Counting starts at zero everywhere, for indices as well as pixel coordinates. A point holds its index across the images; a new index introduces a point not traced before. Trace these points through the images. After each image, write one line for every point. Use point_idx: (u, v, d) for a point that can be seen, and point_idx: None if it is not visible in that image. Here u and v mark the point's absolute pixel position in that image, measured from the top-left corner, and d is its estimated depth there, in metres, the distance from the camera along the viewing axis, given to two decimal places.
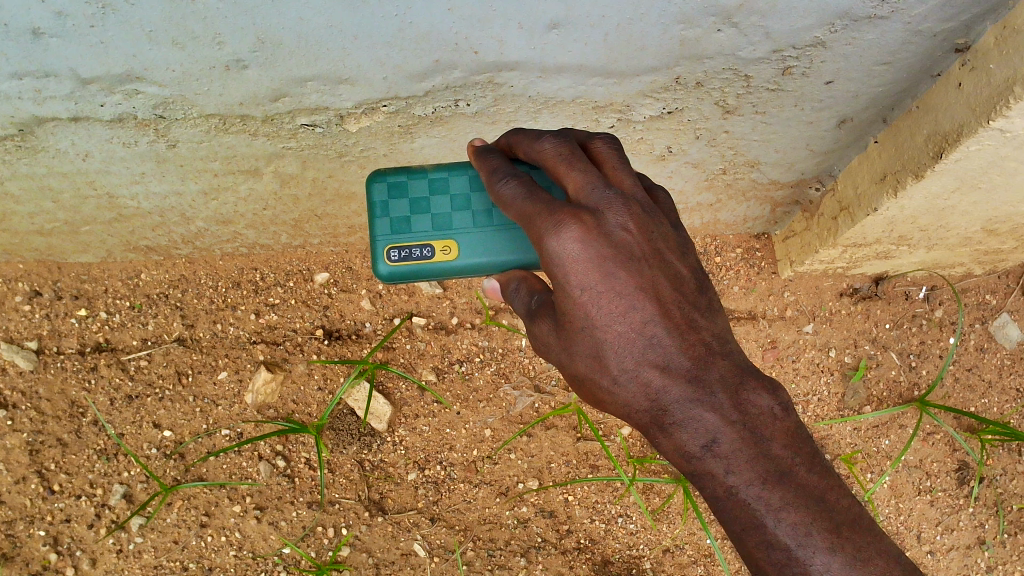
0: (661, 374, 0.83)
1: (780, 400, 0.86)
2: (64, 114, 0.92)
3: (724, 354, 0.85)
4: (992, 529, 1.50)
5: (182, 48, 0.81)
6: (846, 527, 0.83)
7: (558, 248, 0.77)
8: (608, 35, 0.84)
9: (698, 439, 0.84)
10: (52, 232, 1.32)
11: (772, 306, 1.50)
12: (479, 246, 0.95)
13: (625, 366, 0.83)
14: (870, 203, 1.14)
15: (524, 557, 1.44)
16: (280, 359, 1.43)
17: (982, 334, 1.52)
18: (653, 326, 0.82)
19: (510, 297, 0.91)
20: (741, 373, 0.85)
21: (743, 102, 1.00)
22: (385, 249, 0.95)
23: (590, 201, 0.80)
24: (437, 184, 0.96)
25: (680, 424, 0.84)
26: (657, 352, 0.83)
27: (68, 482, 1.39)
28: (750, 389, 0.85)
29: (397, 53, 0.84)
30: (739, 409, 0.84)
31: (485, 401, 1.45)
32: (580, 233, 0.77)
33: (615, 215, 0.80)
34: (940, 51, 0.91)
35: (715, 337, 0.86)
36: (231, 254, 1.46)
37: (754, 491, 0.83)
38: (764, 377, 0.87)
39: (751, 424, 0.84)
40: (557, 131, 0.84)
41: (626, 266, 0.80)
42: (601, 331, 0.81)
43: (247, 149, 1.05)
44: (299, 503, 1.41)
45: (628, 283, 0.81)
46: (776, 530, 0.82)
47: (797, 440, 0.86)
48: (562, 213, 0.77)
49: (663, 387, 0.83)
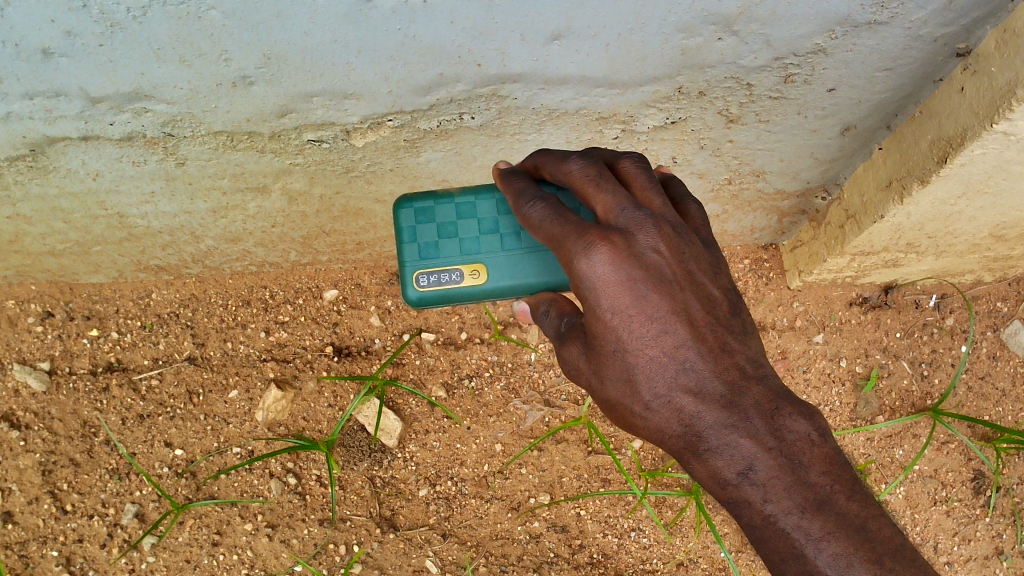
0: (695, 400, 0.82)
1: (817, 425, 0.85)
2: (74, 133, 0.94)
3: (758, 378, 0.84)
4: (1010, 538, 1.48)
5: (189, 66, 0.82)
6: (889, 558, 0.81)
7: (589, 270, 0.77)
8: (609, 45, 0.84)
9: (734, 466, 0.82)
10: (63, 253, 1.33)
11: (782, 316, 1.50)
12: (507, 270, 0.95)
13: (657, 392, 0.82)
14: (877, 211, 1.14)
15: (537, 572, 1.43)
16: (290, 376, 1.44)
17: (995, 342, 1.51)
18: (686, 350, 0.82)
19: (540, 319, 0.91)
20: (776, 398, 0.84)
21: (746, 111, 1.01)
22: (413, 275, 0.95)
23: (620, 221, 0.79)
24: (463, 208, 0.96)
25: (714, 450, 0.83)
26: (690, 377, 0.82)
27: (80, 502, 1.40)
28: (786, 414, 0.84)
29: (401, 67, 0.84)
30: (776, 435, 0.83)
31: (495, 416, 1.45)
32: (610, 254, 0.77)
33: (647, 236, 0.79)
34: (942, 56, 0.91)
35: (749, 361, 0.84)
36: (240, 272, 1.47)
37: (794, 521, 0.81)
38: (801, 403, 0.85)
39: (788, 450, 0.82)
40: (585, 152, 0.84)
41: (657, 288, 0.80)
42: (633, 356, 0.81)
43: (255, 166, 1.06)
44: (311, 520, 1.40)
45: (659, 306, 0.80)
46: (817, 560, 0.80)
47: (836, 467, 0.83)
48: (592, 234, 0.77)
49: (695, 412, 0.82)
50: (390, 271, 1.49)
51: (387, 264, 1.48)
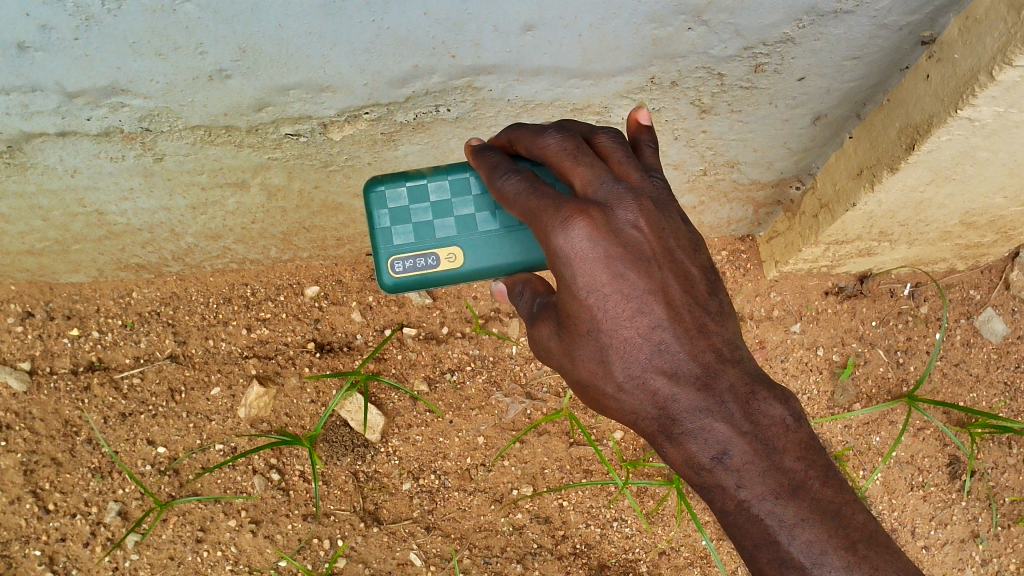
0: (669, 381, 0.84)
1: (793, 410, 0.86)
2: (52, 129, 0.94)
3: (735, 361, 0.85)
4: (985, 521, 1.50)
5: (165, 60, 0.82)
6: (863, 544, 0.81)
7: (565, 245, 0.78)
8: (581, 36, 0.86)
9: (708, 451, 0.84)
10: (43, 252, 1.33)
11: (759, 306, 1.51)
12: (483, 250, 0.96)
13: (631, 373, 0.84)
14: (849, 198, 1.15)
15: (520, 563, 1.44)
16: (272, 373, 1.44)
17: (969, 329, 1.53)
18: (662, 331, 0.83)
19: (515, 300, 0.93)
20: (752, 381, 0.85)
21: (718, 101, 1.02)
22: (388, 262, 0.96)
23: (598, 196, 0.80)
24: (435, 189, 0.96)
25: (688, 434, 0.84)
26: (665, 360, 0.83)
27: (63, 500, 1.40)
28: (762, 399, 0.85)
29: (376, 59, 0.85)
30: (750, 419, 0.84)
31: (477, 409, 1.46)
32: (588, 229, 0.78)
33: (626, 211, 0.80)
34: (907, 45, 0.93)
35: (726, 343, 0.86)
36: (222, 270, 1.48)
37: (767, 506, 0.82)
38: (777, 386, 0.86)
39: (763, 435, 0.84)
40: (561, 126, 0.84)
41: (635, 266, 0.81)
42: (608, 335, 0.82)
43: (234, 161, 1.07)
44: (294, 515, 1.41)
45: (636, 284, 0.82)
46: (791, 547, 0.81)
47: (811, 453, 0.84)
48: (570, 209, 0.78)
49: (670, 395, 0.84)
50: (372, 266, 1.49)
51: (368, 260, 1.49)
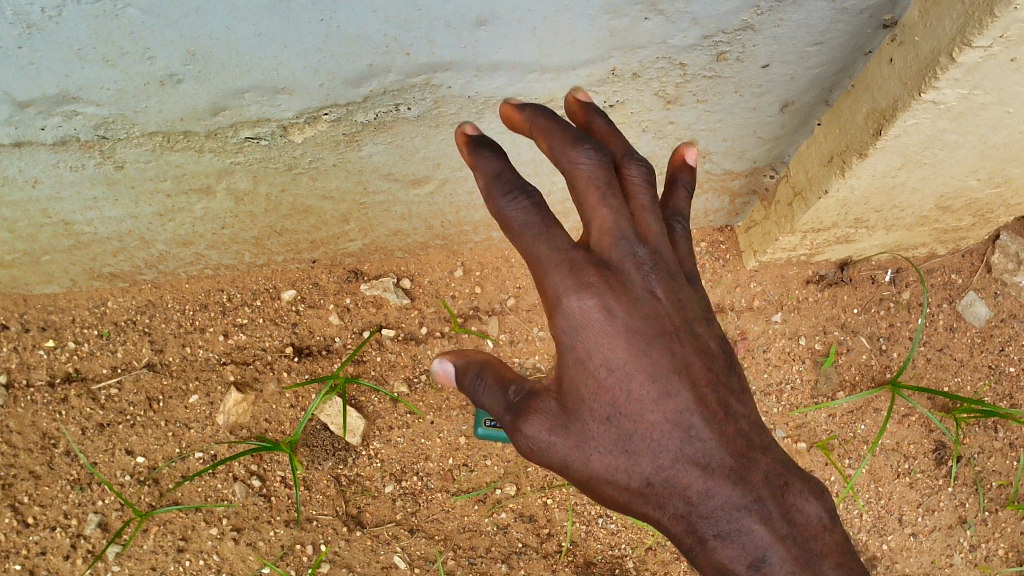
0: (702, 474, 0.77)
1: (824, 505, 0.80)
2: (6, 139, 0.93)
3: (764, 449, 0.80)
4: (973, 507, 1.48)
5: (113, 66, 0.81)
6: None
7: (577, 309, 0.76)
8: (536, 29, 0.84)
9: (741, 555, 0.76)
10: (13, 264, 1.32)
11: (740, 297, 1.50)
12: None
13: (662, 463, 0.78)
14: (821, 185, 1.14)
15: (505, 563, 1.43)
16: (251, 379, 1.43)
17: (951, 313, 1.52)
18: (689, 415, 0.78)
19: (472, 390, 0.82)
20: (785, 472, 0.80)
21: (683, 91, 1.01)
22: None
23: (616, 257, 0.78)
24: None
25: (723, 537, 0.77)
26: (696, 449, 0.78)
27: (42, 514, 1.39)
28: (793, 490, 0.79)
29: (329, 59, 0.84)
30: (787, 519, 0.77)
31: (458, 409, 1.44)
32: (603, 296, 0.77)
33: (643, 278, 0.78)
34: (869, 29, 0.92)
35: (755, 429, 0.81)
36: (196, 276, 1.46)
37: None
38: (809, 482, 0.81)
39: (801, 536, 0.77)
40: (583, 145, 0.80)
41: (655, 341, 0.78)
42: (629, 420, 0.78)
43: (196, 166, 1.06)
44: (277, 521, 1.40)
45: (657, 362, 0.78)
46: None
47: (846, 555, 0.78)
48: (585, 271, 0.76)
49: (705, 490, 0.77)
50: (348, 268, 1.48)
51: (344, 262, 1.48)
